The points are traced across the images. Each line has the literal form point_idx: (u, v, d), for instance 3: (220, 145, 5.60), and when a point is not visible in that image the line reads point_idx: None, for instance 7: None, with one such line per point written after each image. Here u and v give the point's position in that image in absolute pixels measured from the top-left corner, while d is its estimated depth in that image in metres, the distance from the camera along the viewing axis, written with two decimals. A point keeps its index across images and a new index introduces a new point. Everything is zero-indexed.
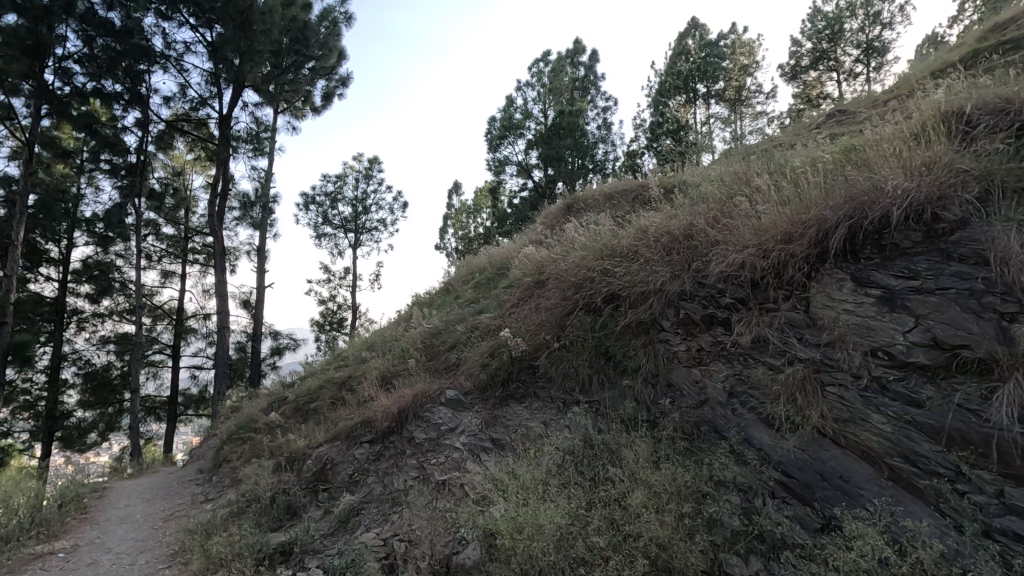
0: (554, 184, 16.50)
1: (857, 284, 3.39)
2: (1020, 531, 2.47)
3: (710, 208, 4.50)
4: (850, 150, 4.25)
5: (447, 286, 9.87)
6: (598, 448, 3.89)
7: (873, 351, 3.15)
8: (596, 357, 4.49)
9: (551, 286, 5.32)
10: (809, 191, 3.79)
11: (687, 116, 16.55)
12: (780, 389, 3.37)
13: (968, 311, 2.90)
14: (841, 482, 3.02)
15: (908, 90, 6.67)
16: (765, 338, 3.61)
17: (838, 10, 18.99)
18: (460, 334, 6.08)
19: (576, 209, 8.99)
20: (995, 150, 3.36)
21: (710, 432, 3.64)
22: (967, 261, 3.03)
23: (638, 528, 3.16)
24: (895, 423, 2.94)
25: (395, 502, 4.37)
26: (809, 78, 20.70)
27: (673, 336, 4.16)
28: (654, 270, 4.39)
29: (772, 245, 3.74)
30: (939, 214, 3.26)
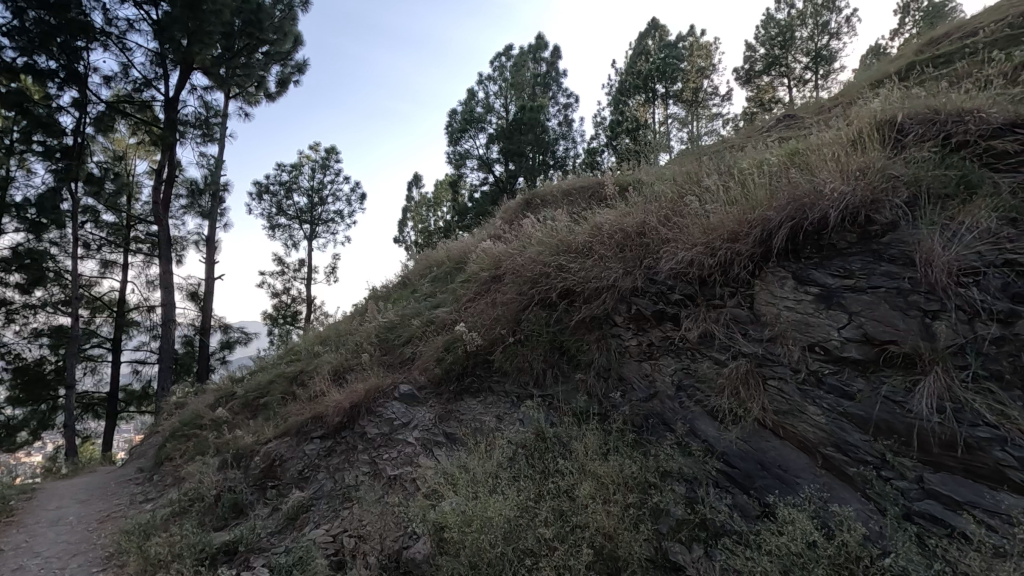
0: (515, 180, 16.53)
1: (797, 283, 3.55)
2: (936, 514, 2.65)
3: (662, 207, 4.59)
4: (794, 153, 4.44)
5: (404, 279, 9.77)
6: (550, 441, 3.94)
7: (810, 346, 3.31)
8: (550, 351, 4.55)
9: (506, 281, 5.33)
10: (755, 193, 3.93)
11: (645, 116, 16.82)
12: (725, 382, 3.50)
13: (896, 309, 3.09)
14: (779, 471, 3.16)
15: (850, 100, 6.98)
16: (711, 333, 3.75)
17: (789, 18, 19.73)
18: (415, 328, 6.02)
19: (535, 205, 9.02)
20: (923, 158, 3.60)
21: (658, 424, 3.75)
22: (897, 261, 3.23)
23: (585, 519, 3.23)
24: (830, 415, 3.11)
25: (345, 498, 4.30)
26: (761, 83, 21.34)
27: (624, 331, 4.25)
28: (607, 266, 4.46)
29: (718, 244, 3.86)
30: (872, 216, 3.45)
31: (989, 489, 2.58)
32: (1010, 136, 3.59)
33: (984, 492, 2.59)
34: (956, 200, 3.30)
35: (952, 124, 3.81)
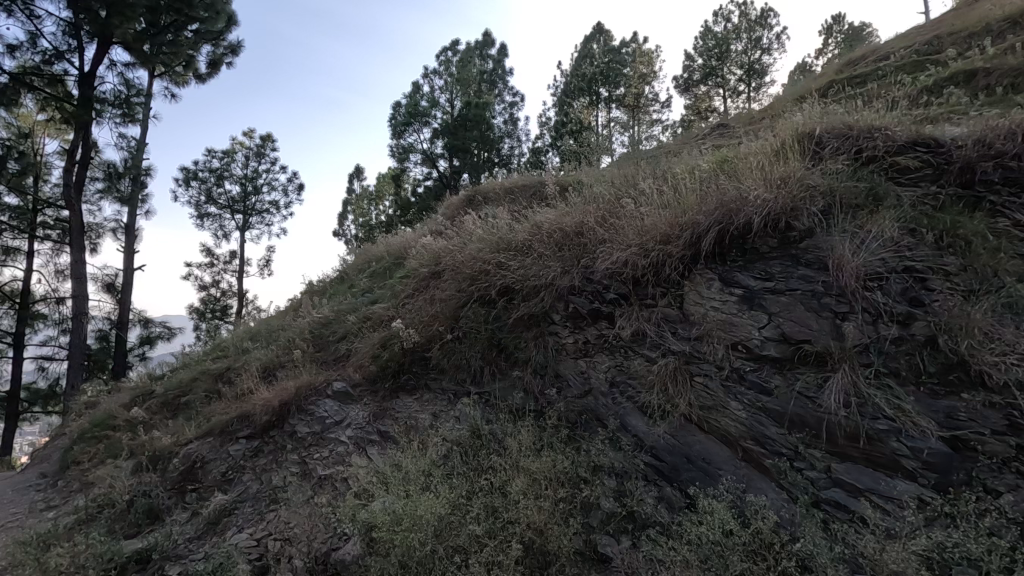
0: (459, 176, 16.44)
1: (723, 284, 3.73)
2: (840, 501, 2.87)
3: (600, 208, 4.69)
4: (723, 160, 4.66)
5: (342, 274, 9.49)
6: (484, 438, 3.94)
7: (733, 345, 3.49)
8: (488, 349, 4.54)
9: (446, 277, 5.27)
10: (686, 197, 4.10)
11: (589, 118, 17.09)
12: (654, 378, 3.63)
13: (810, 310, 3.35)
14: (702, 464, 3.32)
15: (778, 113, 7.37)
16: (644, 331, 3.87)
17: (725, 32, 20.65)
18: (351, 324, 5.87)
19: (478, 202, 8.98)
20: (838, 170, 3.88)
21: (592, 420, 3.83)
22: (813, 266, 3.49)
23: (515, 515, 3.25)
24: (749, 409, 3.29)
25: (272, 500, 4.14)
26: (699, 92, 22.16)
27: (562, 329, 4.31)
28: (546, 264, 4.50)
29: (652, 245, 3.99)
30: (791, 223, 3.69)
31: (886, 477, 2.84)
32: (912, 154, 3.97)
33: (881, 479, 2.85)
34: (864, 210, 3.61)
35: (863, 140, 4.13)
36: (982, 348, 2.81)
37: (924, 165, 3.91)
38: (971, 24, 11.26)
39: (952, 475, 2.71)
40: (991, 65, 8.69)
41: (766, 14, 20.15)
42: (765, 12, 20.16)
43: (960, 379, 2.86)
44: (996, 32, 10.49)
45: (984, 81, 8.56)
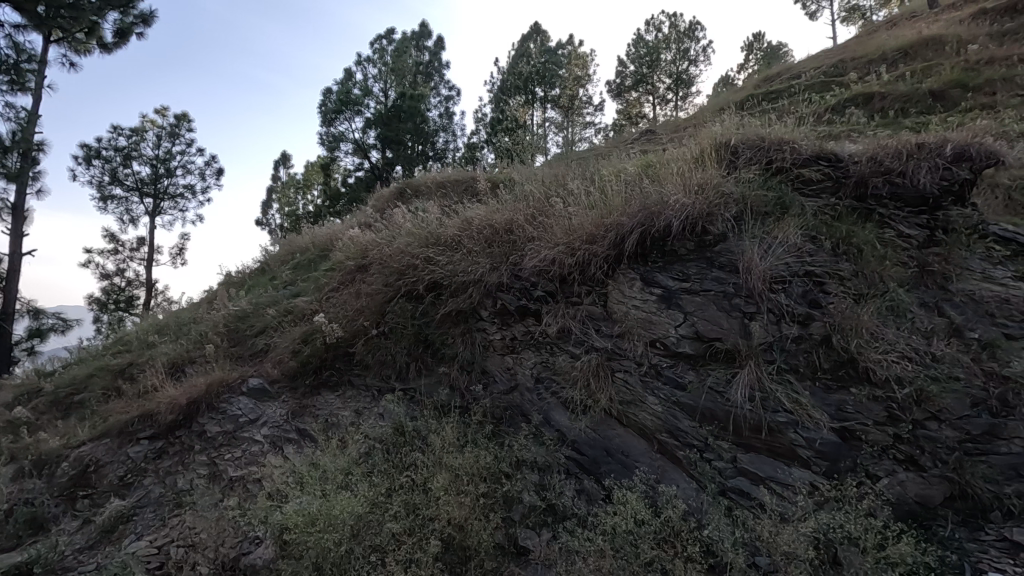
0: (391, 168, 15.79)
1: (644, 284, 3.89)
2: (743, 489, 3.08)
3: (529, 207, 4.72)
4: (647, 165, 4.84)
5: (263, 265, 9.03)
6: (409, 434, 3.88)
7: (652, 342, 3.64)
8: (415, 345, 4.46)
9: (371, 270, 5.10)
10: (612, 199, 4.22)
11: (525, 117, 17.09)
12: (578, 374, 3.71)
13: (722, 310, 3.56)
14: (621, 457, 3.44)
15: (701, 122, 7.73)
16: (569, 329, 3.96)
17: (656, 42, 21.48)
18: (270, 318, 5.59)
19: (409, 196, 8.79)
20: (750, 179, 4.14)
21: (516, 415, 3.88)
22: (725, 268, 3.73)
23: (435, 511, 3.22)
24: (665, 403, 3.45)
25: (177, 504, 3.89)
26: (630, 98, 22.80)
27: (489, 325, 4.33)
28: (474, 260, 4.46)
29: (578, 244, 4.07)
30: (707, 227, 3.91)
31: (785, 465, 3.08)
32: (815, 167, 4.33)
33: (780, 468, 3.08)
34: (771, 218, 3.90)
35: (774, 151, 4.41)
36: (868, 347, 3.19)
37: (825, 178, 4.28)
38: (869, 52, 12.44)
39: (839, 461, 3.00)
40: (884, 90, 9.63)
41: (694, 28, 21.15)
42: (693, 26, 21.15)
43: (849, 375, 3.22)
44: (889, 60, 11.66)
45: (879, 104, 9.45)
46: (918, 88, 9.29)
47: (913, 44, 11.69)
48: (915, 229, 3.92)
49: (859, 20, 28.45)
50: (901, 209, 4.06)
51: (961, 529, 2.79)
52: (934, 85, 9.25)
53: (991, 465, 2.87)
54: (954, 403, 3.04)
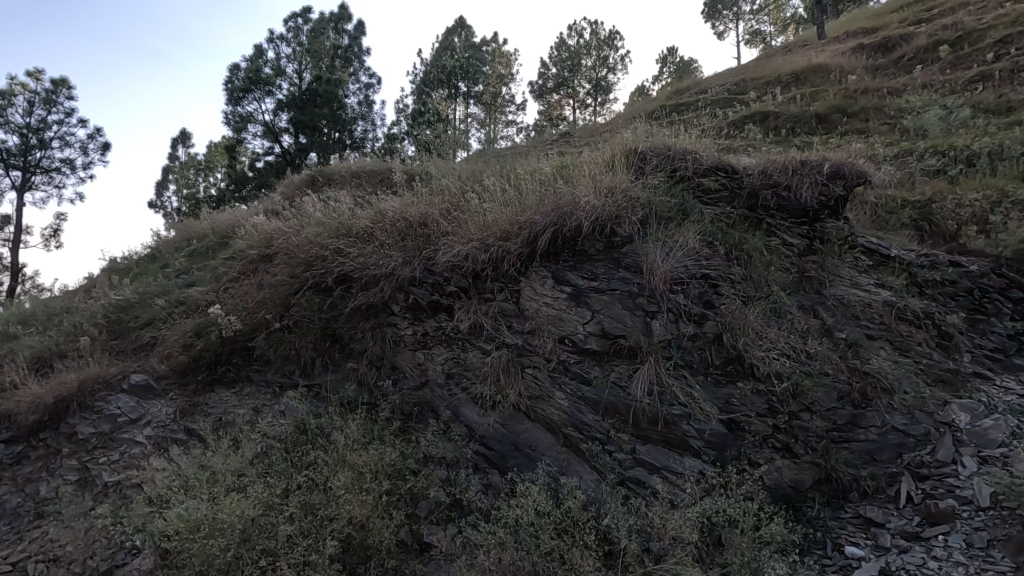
0: (305, 155, 14.68)
1: (555, 282, 3.98)
2: (641, 478, 3.24)
3: (445, 202, 4.68)
4: (562, 167, 4.95)
5: (154, 251, 8.26)
6: (312, 432, 3.72)
7: (561, 339, 3.74)
8: (321, 340, 4.28)
9: (275, 260, 4.82)
10: (526, 198, 4.29)
11: (447, 111, 16.63)
12: (489, 370, 3.73)
13: (626, 308, 3.73)
14: (528, 450, 3.50)
15: (616, 130, 8.01)
16: (481, 324, 3.97)
17: (577, 47, 22.06)
18: (158, 309, 5.13)
19: (320, 185, 8.39)
20: (655, 185, 4.37)
21: (425, 411, 3.85)
22: (630, 269, 3.91)
23: (334, 511, 3.10)
24: (571, 398, 3.56)
25: (39, 515, 3.50)
26: (552, 99, 23.15)
27: (400, 320, 4.23)
28: (386, 253, 4.34)
29: (493, 240, 4.09)
30: (615, 229, 4.08)
31: (677, 455, 3.28)
32: (714, 177, 4.65)
33: (674, 458, 3.28)
34: (673, 223, 4.14)
35: (678, 160, 4.67)
36: (753, 345, 3.52)
37: (722, 188, 4.61)
38: (767, 73, 13.55)
39: (726, 451, 3.25)
40: (778, 110, 10.52)
41: (613, 37, 21.93)
42: (612, 35, 21.93)
43: (736, 370, 3.51)
44: (783, 82, 12.77)
45: (773, 122, 10.31)
46: (806, 111, 10.25)
47: (804, 70, 12.90)
48: (796, 239, 4.39)
49: (760, 44, 30.90)
50: (786, 219, 4.50)
51: (826, 509, 3.13)
52: (820, 109, 10.23)
53: (852, 451, 3.27)
54: (824, 396, 3.42)
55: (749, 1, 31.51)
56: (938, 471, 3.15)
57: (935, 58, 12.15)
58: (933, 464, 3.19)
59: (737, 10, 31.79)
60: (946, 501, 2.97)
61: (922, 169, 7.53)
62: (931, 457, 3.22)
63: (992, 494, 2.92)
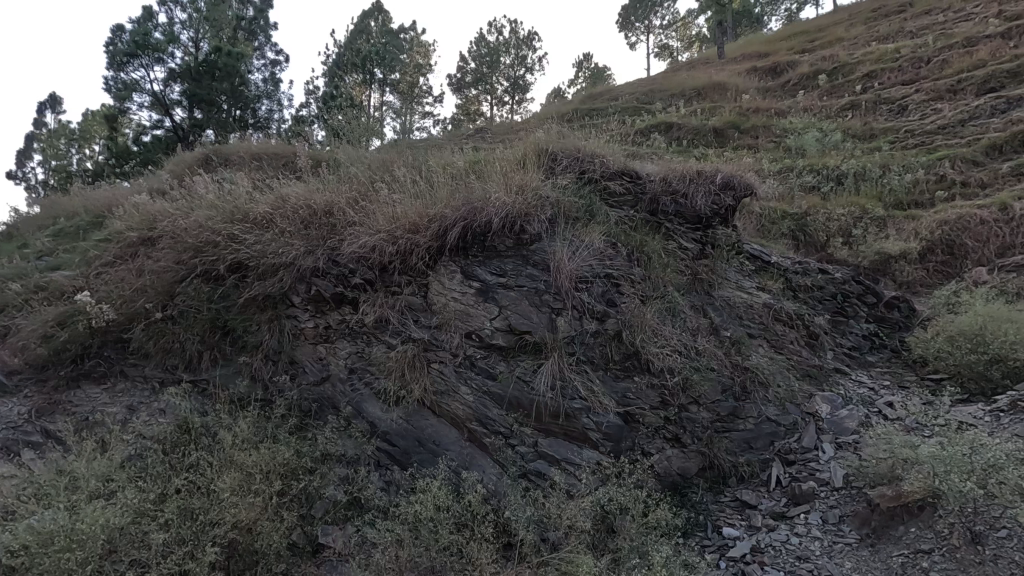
0: (200, 132, 13.33)
1: (464, 277, 3.97)
2: (542, 471, 3.33)
3: (352, 191, 4.51)
4: (474, 162, 4.95)
5: (10, 228, 7.23)
6: (196, 432, 3.44)
7: (468, 334, 3.75)
8: (210, 332, 3.96)
9: (158, 244, 4.38)
10: (438, 192, 4.24)
11: (360, 97, 15.91)
12: (393, 365, 3.64)
13: (532, 305, 3.80)
14: (432, 446, 3.47)
15: (531, 128, 8.13)
16: (386, 318, 3.87)
17: (497, 44, 22.14)
18: (13, 294, 4.50)
19: (216, 164, 7.75)
20: (565, 186, 4.49)
21: (324, 407, 3.69)
22: (538, 266, 4.00)
23: (217, 515, 2.89)
24: (476, 393, 3.57)
25: None
26: (470, 94, 23.02)
27: (301, 313, 4.01)
28: (286, 241, 4.07)
29: (401, 233, 4.00)
30: (525, 227, 4.14)
31: (577, 447, 3.41)
32: (619, 181, 4.86)
33: (573, 450, 3.40)
34: (580, 223, 4.30)
35: (587, 162, 4.81)
36: (649, 342, 3.74)
37: (627, 192, 4.83)
38: (673, 86, 14.37)
39: (621, 442, 3.42)
40: (681, 122, 11.20)
41: (532, 38, 22.26)
42: (531, 36, 22.25)
43: (633, 365, 3.71)
44: (687, 96, 13.61)
45: (676, 133, 10.98)
46: (705, 125, 11.00)
47: (705, 86, 13.84)
48: (691, 243, 4.72)
49: (668, 58, 32.70)
50: (682, 224, 4.83)
51: (708, 494, 3.39)
52: (718, 124, 11.01)
53: (732, 440, 3.58)
54: (709, 390, 3.71)
55: (659, 16, 33.26)
56: (803, 457, 3.52)
57: (814, 86, 13.52)
58: (800, 450, 3.57)
59: (649, 23, 33.42)
60: (808, 483, 3.32)
61: (800, 185, 8.35)
62: (797, 444, 3.61)
63: (845, 475, 3.29)
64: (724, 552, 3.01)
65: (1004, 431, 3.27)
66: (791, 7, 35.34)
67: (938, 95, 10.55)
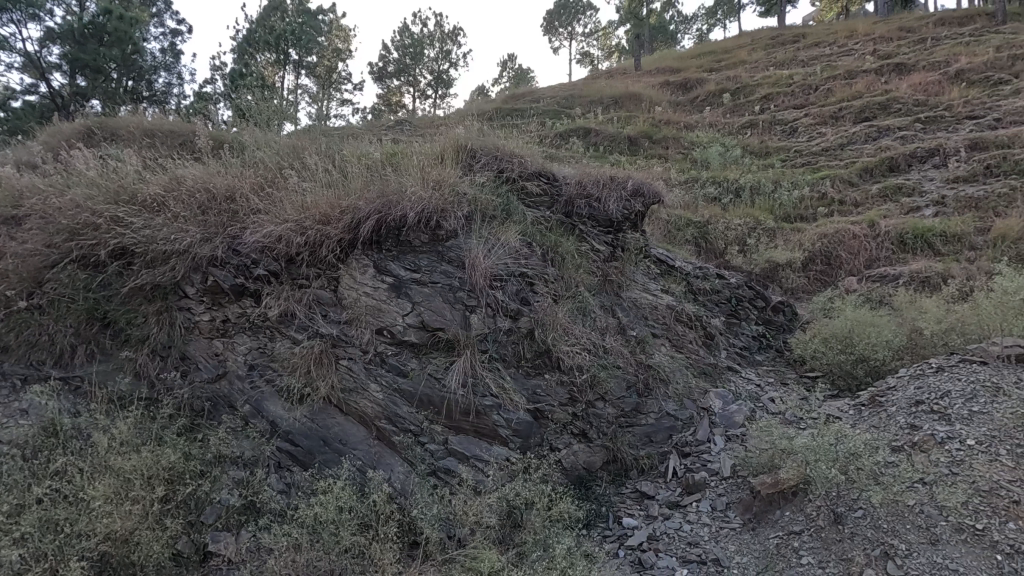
0: (83, 100, 11.91)
1: (377, 272, 3.86)
2: (451, 468, 3.32)
3: (257, 177, 4.25)
4: (391, 154, 4.84)
5: None
6: (65, 433, 3.09)
7: (379, 329, 3.66)
8: (86, 324, 3.57)
9: (25, 224, 3.87)
10: (351, 183, 4.11)
11: (273, 78, 15.01)
12: (298, 361, 3.48)
13: (446, 302, 3.78)
14: (337, 445, 3.35)
15: (452, 124, 8.05)
16: (292, 312, 3.68)
17: (421, 36, 21.76)
18: None
19: (98, 139, 6.96)
20: (483, 184, 4.51)
21: (218, 406, 3.44)
22: (453, 263, 3.98)
23: (87, 526, 2.62)
24: (386, 390, 3.49)
25: None
26: (392, 85, 22.46)
27: (195, 305, 3.70)
28: (181, 227, 3.75)
29: (311, 223, 3.82)
30: (441, 223, 4.10)
31: (487, 443, 3.43)
32: (537, 182, 4.94)
33: (483, 446, 3.42)
34: (497, 222, 4.33)
35: (506, 162, 4.85)
36: (560, 341, 3.85)
37: (543, 192, 4.92)
38: (592, 93, 14.82)
39: (530, 438, 3.49)
40: (598, 128, 11.59)
41: (456, 34, 22.13)
42: (456, 31, 22.10)
43: (544, 363, 3.80)
44: (605, 104, 14.10)
45: (594, 139, 11.34)
46: (621, 133, 11.46)
47: (621, 96, 14.42)
48: (602, 245, 4.91)
49: (589, 65, 33.75)
50: (595, 226, 5.00)
51: (611, 486, 3.55)
52: (632, 133, 11.51)
53: (634, 434, 3.78)
54: (614, 386, 3.89)
55: (581, 23, 34.18)
56: (697, 448, 3.77)
57: (719, 103, 14.50)
58: (694, 442, 3.82)
59: (572, 30, 34.25)
60: (700, 473, 3.56)
61: (704, 195, 8.92)
62: (692, 438, 3.86)
63: (733, 465, 3.56)
64: (623, 541, 3.17)
65: (863, 423, 3.68)
66: (701, 28, 37.73)
67: (822, 120, 11.69)
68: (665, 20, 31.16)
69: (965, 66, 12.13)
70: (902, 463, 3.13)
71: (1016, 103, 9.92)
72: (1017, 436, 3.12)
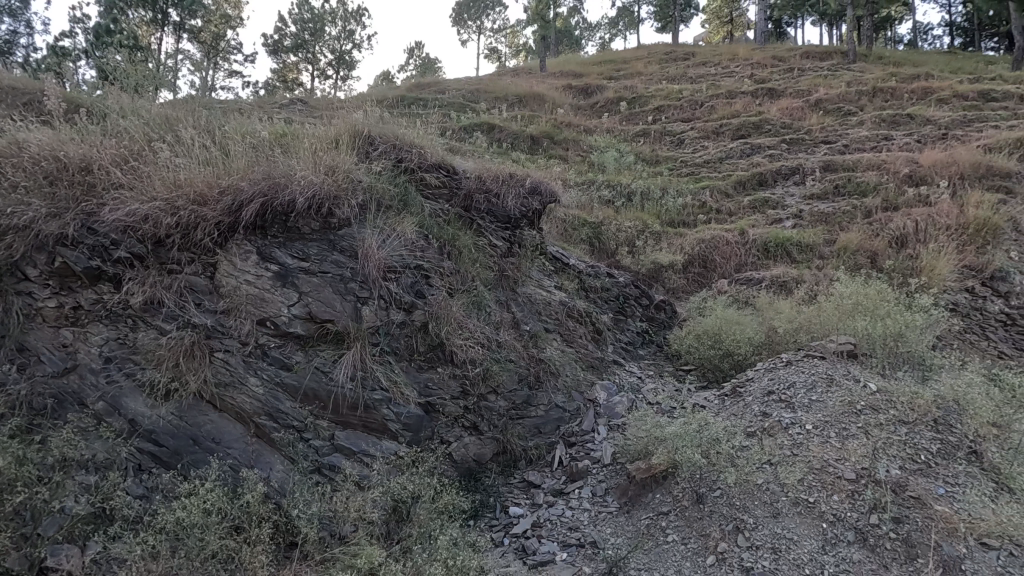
0: None
1: (260, 259, 3.62)
2: (337, 464, 3.22)
3: (119, 148, 3.77)
4: (280, 134, 4.54)
5: None
6: None
7: (261, 321, 3.43)
8: None
9: None
10: (233, 162, 3.80)
11: (147, 39, 13.48)
12: (164, 354, 3.18)
13: (336, 293, 3.64)
14: (210, 444, 3.11)
15: (350, 107, 7.75)
16: (159, 300, 3.34)
17: (322, 11, 20.62)
18: None
19: None
20: (380, 173, 4.37)
21: (65, 404, 3.03)
22: (345, 253, 3.83)
23: None
24: (267, 385, 3.30)
25: None
26: (288, 61, 21.09)
27: (38, 290, 3.24)
28: (22, 199, 3.26)
29: (184, 203, 3.48)
30: (333, 210, 3.92)
31: (375, 438, 3.36)
32: (436, 174, 4.89)
33: (371, 441, 3.35)
34: (393, 213, 4.24)
35: (405, 151, 4.74)
36: (454, 335, 3.86)
37: (442, 185, 4.88)
38: (497, 90, 14.96)
39: (420, 432, 3.48)
40: (502, 125, 11.72)
41: (360, 14, 21.26)
42: (361, 11, 21.24)
43: (437, 356, 3.79)
44: (509, 101, 14.28)
45: (497, 135, 11.45)
46: (524, 131, 11.68)
47: (526, 95, 14.68)
48: (500, 241, 4.97)
49: (496, 61, 33.93)
50: (493, 222, 5.06)
51: (499, 477, 3.65)
52: (535, 132, 11.76)
53: (524, 426, 3.90)
54: (506, 379, 3.98)
55: (490, 19, 34.24)
56: (582, 438, 3.98)
57: (617, 111, 15.26)
58: (579, 432, 4.03)
59: (480, 25, 34.22)
60: (583, 461, 3.75)
61: (599, 197, 9.35)
62: (578, 428, 4.06)
63: (613, 452, 3.79)
64: (508, 530, 3.27)
65: (725, 411, 4.08)
66: (603, 36, 39.37)
67: (706, 134, 12.70)
68: (570, 26, 32.16)
69: (823, 97, 13.76)
70: (754, 446, 3.51)
71: (860, 133, 11.43)
72: (844, 420, 3.62)
